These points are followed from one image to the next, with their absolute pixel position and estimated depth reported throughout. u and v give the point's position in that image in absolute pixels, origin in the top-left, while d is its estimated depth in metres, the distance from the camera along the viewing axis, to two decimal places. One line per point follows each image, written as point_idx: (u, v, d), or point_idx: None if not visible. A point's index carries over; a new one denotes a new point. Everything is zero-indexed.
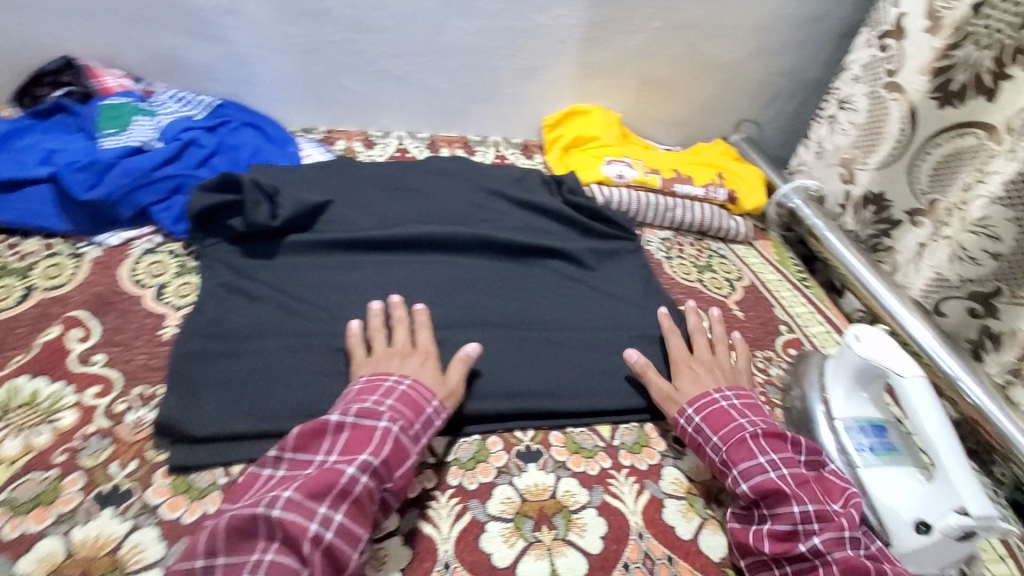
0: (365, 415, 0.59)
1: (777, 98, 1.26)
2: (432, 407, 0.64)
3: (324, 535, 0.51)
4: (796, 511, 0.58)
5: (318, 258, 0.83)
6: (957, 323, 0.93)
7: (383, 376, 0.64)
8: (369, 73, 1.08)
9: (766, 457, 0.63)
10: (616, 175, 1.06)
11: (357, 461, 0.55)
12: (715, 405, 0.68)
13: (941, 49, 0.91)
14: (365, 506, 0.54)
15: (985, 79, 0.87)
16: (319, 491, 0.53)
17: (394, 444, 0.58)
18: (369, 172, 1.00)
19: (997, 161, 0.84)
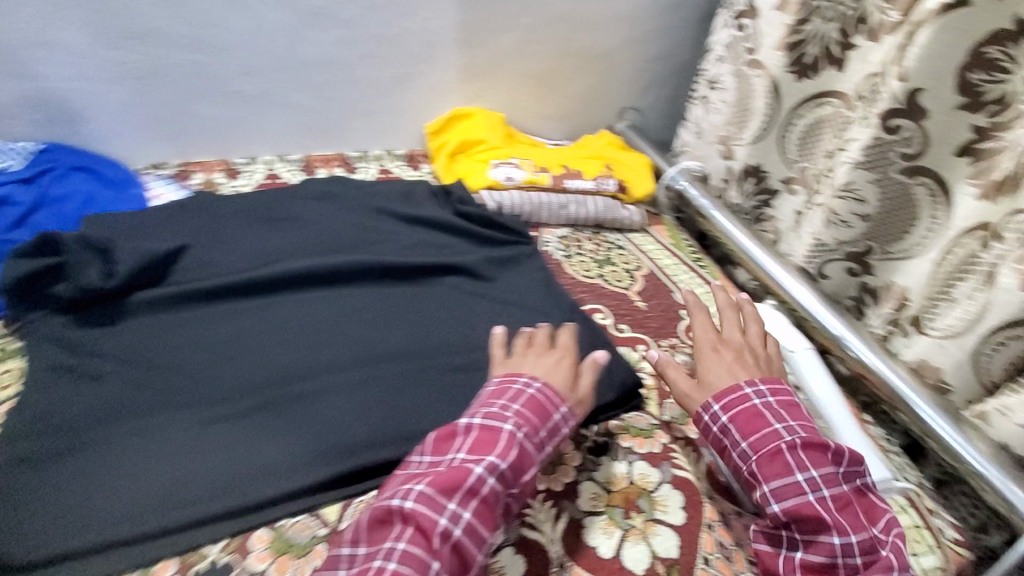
0: (494, 416, 0.57)
1: (655, 83, 1.28)
2: (559, 413, 0.61)
3: (453, 531, 0.49)
4: (836, 543, 0.54)
5: (174, 315, 0.72)
6: (837, 284, 0.96)
7: (513, 378, 0.62)
8: (221, 96, 0.97)
9: (805, 474, 0.57)
10: (504, 178, 1.03)
11: (486, 461, 0.53)
12: (749, 404, 0.61)
13: (792, 25, 0.95)
14: (492, 508, 0.52)
15: (833, 50, 0.91)
16: (450, 486, 0.51)
17: (520, 449, 0.55)
18: (233, 205, 0.89)
19: (855, 128, 0.88)
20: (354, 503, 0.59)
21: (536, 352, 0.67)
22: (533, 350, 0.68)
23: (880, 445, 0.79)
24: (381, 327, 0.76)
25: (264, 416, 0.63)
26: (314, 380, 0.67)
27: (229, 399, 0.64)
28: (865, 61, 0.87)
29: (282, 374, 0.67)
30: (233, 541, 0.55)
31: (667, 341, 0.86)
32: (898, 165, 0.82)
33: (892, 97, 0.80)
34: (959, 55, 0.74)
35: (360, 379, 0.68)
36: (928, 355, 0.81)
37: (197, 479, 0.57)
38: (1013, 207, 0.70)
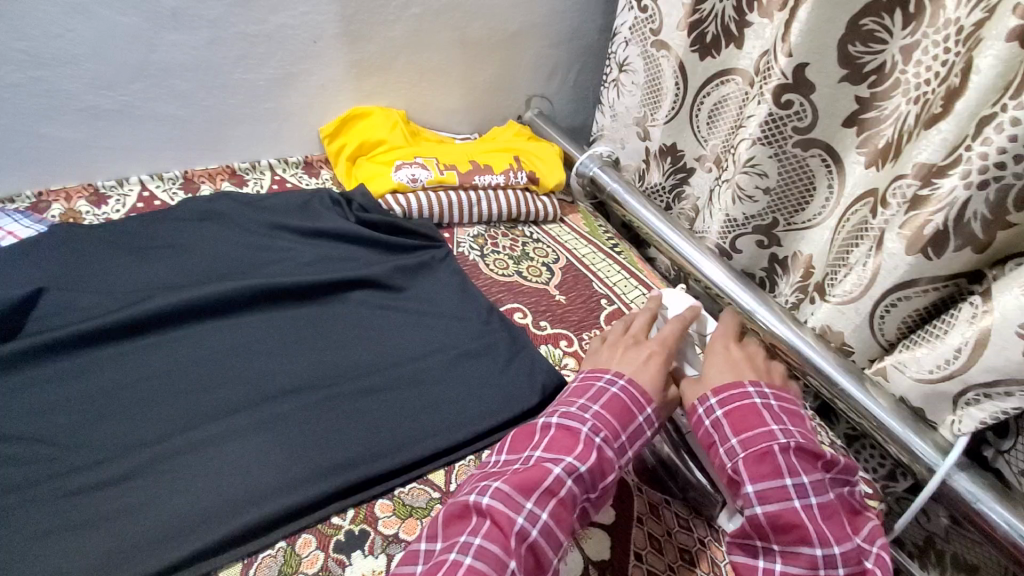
0: (572, 417, 0.57)
1: (559, 68, 1.26)
2: (645, 415, 0.61)
3: (530, 530, 0.49)
4: (819, 554, 0.51)
5: (30, 374, 0.63)
6: (749, 257, 0.99)
7: (596, 377, 0.63)
8: (72, 114, 0.84)
9: (793, 480, 0.54)
10: (409, 180, 0.97)
11: (564, 462, 0.53)
12: (748, 402, 0.60)
13: (691, 4, 0.94)
14: (569, 507, 0.52)
15: (731, 28, 0.92)
16: (528, 486, 0.51)
17: (599, 453, 0.55)
18: (99, 236, 0.79)
19: (752, 105, 0.88)
20: (258, 560, 0.53)
21: (633, 346, 0.69)
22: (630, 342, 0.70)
23: None
24: (283, 357, 0.70)
25: (151, 478, 0.57)
26: (206, 428, 0.61)
27: (104, 463, 0.57)
28: (760, 37, 0.88)
29: (175, 423, 0.61)
30: None
31: (589, 333, 0.85)
32: (793, 138, 0.85)
33: (781, 74, 0.81)
34: (839, 28, 0.75)
35: (260, 421, 0.63)
36: (830, 321, 0.84)
37: (72, 563, 0.50)
38: (895, 172, 0.74)
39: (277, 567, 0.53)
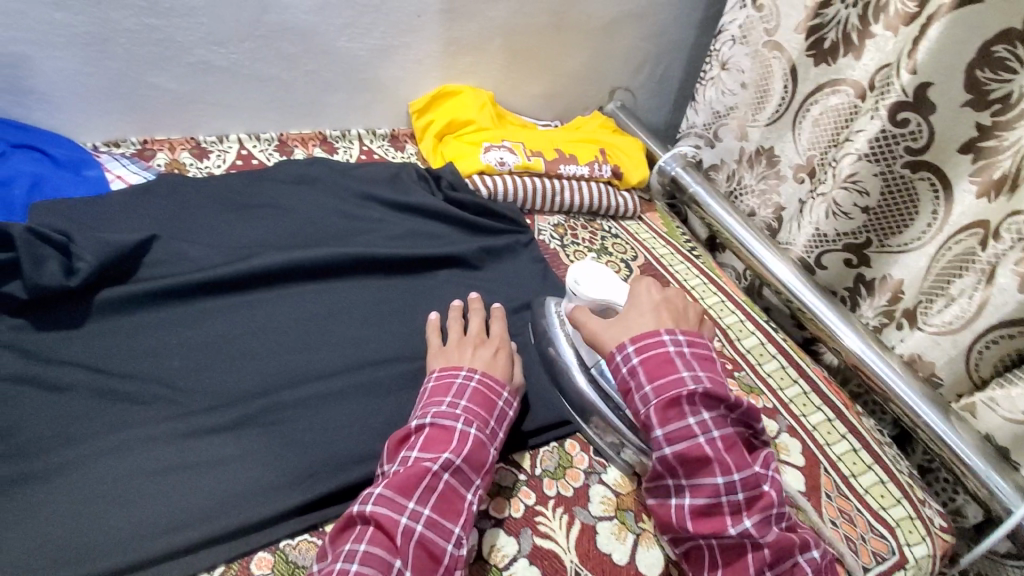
0: (445, 416, 0.57)
1: (647, 62, 1.24)
2: (503, 400, 0.61)
3: (414, 529, 0.50)
4: (720, 482, 0.54)
5: (147, 314, 0.65)
6: (833, 275, 0.97)
7: (451, 373, 0.61)
8: (182, 66, 0.86)
9: (697, 418, 0.55)
10: (497, 163, 0.98)
11: (442, 459, 0.53)
12: (662, 352, 0.57)
13: (813, 9, 0.92)
14: (452, 500, 0.53)
15: (852, 36, 0.89)
16: (408, 486, 0.51)
17: (473, 443, 0.56)
18: (204, 189, 0.81)
19: (863, 119, 0.86)
20: None
21: (473, 343, 0.66)
22: (468, 339, 0.67)
23: (874, 437, 0.79)
24: (378, 326, 0.72)
25: (257, 428, 0.58)
26: (304, 386, 0.63)
27: (211, 412, 0.59)
28: (882, 50, 0.85)
29: (276, 379, 0.63)
30: (231, 567, 0.50)
31: None
32: (903, 158, 0.82)
33: (901, 91, 0.79)
34: (970, 52, 0.73)
35: (359, 385, 0.64)
36: (919, 350, 0.84)
37: (185, 503, 0.52)
38: (1009, 207, 0.72)
39: None
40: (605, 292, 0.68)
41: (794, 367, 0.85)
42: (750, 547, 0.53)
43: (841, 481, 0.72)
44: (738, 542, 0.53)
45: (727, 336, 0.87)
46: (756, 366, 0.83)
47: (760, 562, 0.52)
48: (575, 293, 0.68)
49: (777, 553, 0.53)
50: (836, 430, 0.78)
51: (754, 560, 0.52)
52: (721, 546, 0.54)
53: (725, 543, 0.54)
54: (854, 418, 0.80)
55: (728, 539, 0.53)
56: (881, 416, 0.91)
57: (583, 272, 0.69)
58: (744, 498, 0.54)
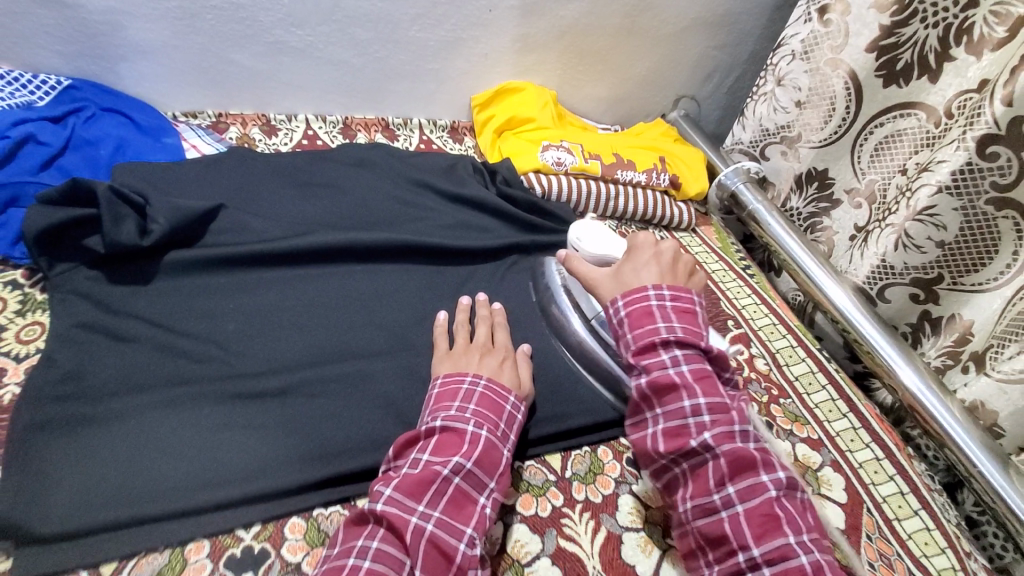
0: (455, 419, 0.55)
1: (715, 72, 1.21)
2: (511, 403, 0.59)
3: (425, 528, 0.48)
4: (686, 404, 0.56)
5: (209, 279, 0.68)
6: (898, 308, 0.92)
7: (459, 378, 0.59)
8: (262, 45, 0.89)
9: (670, 354, 0.59)
10: (554, 162, 0.98)
11: (452, 462, 0.52)
12: (645, 303, 0.61)
13: (888, 27, 0.87)
14: (463, 503, 0.51)
15: (929, 60, 0.84)
16: (419, 489, 0.50)
17: (484, 446, 0.54)
18: (271, 163, 0.84)
19: (945, 149, 0.81)
20: None
21: (480, 350, 0.64)
22: (476, 346, 0.64)
23: (925, 482, 0.75)
24: (424, 310, 0.72)
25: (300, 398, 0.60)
26: (348, 362, 0.63)
27: (259, 376, 0.60)
28: (961, 76, 0.81)
29: (323, 353, 0.64)
30: (266, 527, 0.51)
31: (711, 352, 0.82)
32: (987, 195, 0.77)
33: (990, 123, 0.74)
34: None
35: (402, 366, 0.65)
36: (985, 398, 0.80)
37: (230, 458, 0.53)
38: None
39: None
40: (603, 246, 0.76)
41: (844, 401, 0.81)
42: (709, 458, 0.54)
43: (883, 524, 0.69)
44: (700, 456, 0.55)
45: (776, 361, 0.84)
46: (803, 396, 0.80)
47: (719, 473, 0.53)
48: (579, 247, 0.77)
49: (735, 466, 0.53)
50: (883, 470, 0.74)
51: (713, 471, 0.54)
52: (689, 464, 0.56)
53: (692, 461, 0.56)
54: (905, 460, 0.76)
55: (694, 458, 0.55)
56: (933, 460, 0.87)
57: (584, 229, 0.78)
58: (710, 420, 0.56)
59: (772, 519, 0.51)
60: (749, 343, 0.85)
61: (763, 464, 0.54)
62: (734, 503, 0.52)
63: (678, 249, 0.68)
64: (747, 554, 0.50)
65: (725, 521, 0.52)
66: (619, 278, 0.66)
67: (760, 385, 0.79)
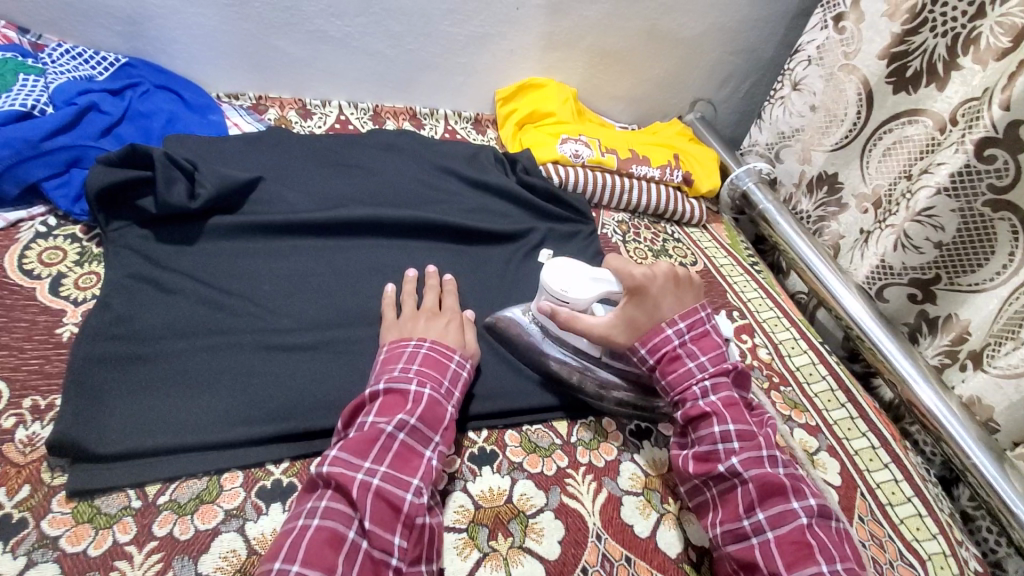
0: (398, 379, 0.56)
1: (733, 77, 1.25)
2: (455, 361, 0.61)
3: (371, 483, 0.49)
4: (716, 430, 0.60)
5: (248, 243, 0.73)
6: (897, 308, 0.96)
7: (404, 342, 0.61)
8: (302, 33, 0.95)
9: (700, 387, 0.62)
10: (572, 155, 1.02)
11: (396, 419, 0.53)
12: (668, 347, 0.64)
13: (899, 35, 0.90)
14: (410, 457, 0.52)
15: (938, 68, 0.87)
16: (364, 447, 0.51)
17: (427, 404, 0.55)
18: (305, 143, 0.89)
19: (945, 152, 0.84)
20: None
21: (427, 315, 0.65)
22: (422, 312, 0.66)
23: (919, 473, 0.78)
24: None
25: (327, 352, 0.64)
26: (373, 325, 0.68)
27: (290, 332, 0.64)
28: (967, 84, 0.83)
29: (349, 315, 0.69)
30: (294, 465, 0.55)
31: None
32: (984, 197, 0.80)
33: (988, 127, 0.78)
34: None
35: None
36: (981, 393, 0.83)
37: (262, 401, 0.57)
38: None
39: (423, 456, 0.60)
40: (592, 284, 0.66)
41: (843, 392, 0.84)
42: (738, 484, 0.57)
43: (876, 506, 0.72)
44: (729, 482, 0.58)
45: (778, 351, 0.87)
46: (803, 385, 0.83)
47: (748, 499, 0.56)
48: (566, 301, 0.65)
49: (765, 490, 0.56)
50: (879, 458, 0.77)
51: (742, 497, 0.57)
52: (718, 489, 0.59)
53: (721, 487, 0.58)
54: (900, 450, 0.79)
55: (724, 484, 0.58)
56: (930, 455, 0.89)
57: (558, 276, 0.66)
58: (739, 448, 0.59)
59: (804, 547, 0.53)
60: (753, 333, 0.88)
61: (790, 489, 0.56)
62: (765, 530, 0.55)
63: (673, 264, 0.67)
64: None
65: (756, 547, 0.54)
66: (633, 323, 0.65)
67: (762, 373, 0.82)
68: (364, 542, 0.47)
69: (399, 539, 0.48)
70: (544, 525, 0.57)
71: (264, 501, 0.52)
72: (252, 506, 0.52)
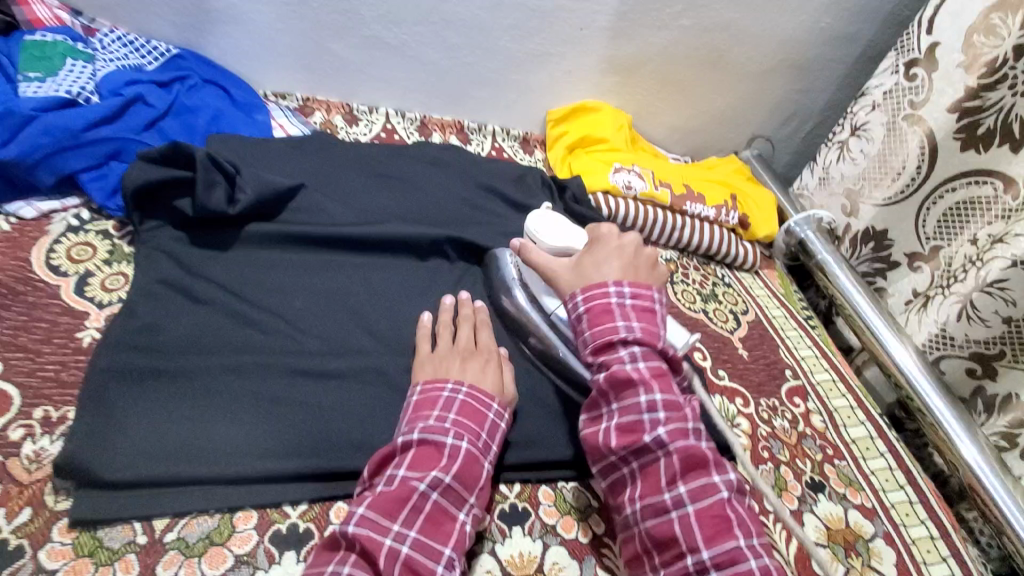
0: (433, 431, 0.51)
1: (796, 116, 1.19)
2: (493, 411, 0.56)
3: (399, 551, 0.45)
4: (643, 400, 0.54)
5: (283, 254, 0.69)
6: (952, 379, 0.89)
7: (439, 386, 0.56)
8: (358, 38, 0.92)
9: (629, 349, 0.57)
10: (624, 186, 0.97)
11: (429, 477, 0.48)
12: (605, 301, 0.59)
13: (973, 89, 0.84)
14: (441, 522, 0.48)
15: (1014, 128, 0.80)
16: (394, 507, 0.47)
17: (464, 461, 0.51)
18: (350, 151, 0.85)
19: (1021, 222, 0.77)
20: None
21: (462, 354, 0.60)
22: (457, 350, 0.61)
23: (979, 570, 0.71)
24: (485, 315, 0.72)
25: (357, 381, 0.59)
26: (408, 355, 0.63)
27: (320, 357, 0.60)
28: None
29: (382, 342, 0.64)
30: (313, 508, 0.51)
31: (767, 400, 0.79)
32: None
33: None
34: None
35: None
36: None
37: (285, 431, 0.53)
38: None
39: None
40: (563, 236, 0.70)
41: (902, 471, 0.77)
42: (662, 456, 0.53)
43: None
44: (652, 454, 0.53)
45: (833, 420, 0.80)
46: (859, 460, 0.76)
47: (671, 471, 0.52)
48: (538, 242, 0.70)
49: (687, 463, 0.52)
50: (936, 549, 0.70)
51: (665, 469, 0.52)
52: (639, 463, 0.54)
53: (643, 460, 0.54)
54: (960, 541, 0.72)
55: (646, 456, 0.53)
56: (986, 547, 0.82)
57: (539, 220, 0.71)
58: (664, 418, 0.54)
59: (723, 522, 0.50)
60: (807, 397, 0.82)
61: (713, 464, 0.53)
62: (685, 503, 0.51)
63: (640, 238, 0.66)
64: (697, 557, 0.49)
65: (675, 522, 0.50)
66: (580, 271, 0.63)
67: (815, 442, 0.76)
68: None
69: None
70: None
71: (278, 549, 0.48)
72: (265, 552, 0.47)
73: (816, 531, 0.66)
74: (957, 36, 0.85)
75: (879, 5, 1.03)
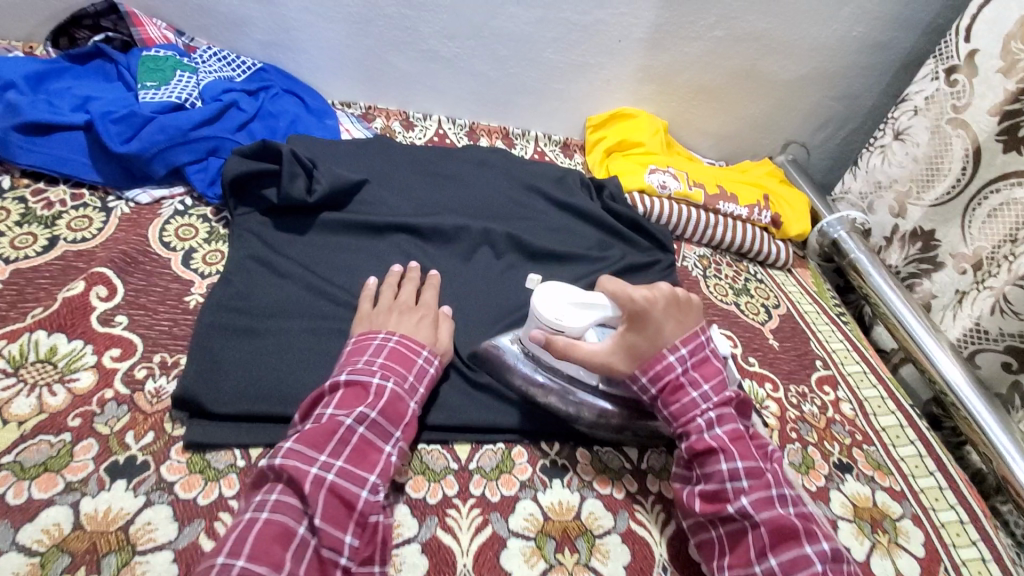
0: (360, 371, 0.55)
1: (830, 123, 1.23)
2: (423, 358, 0.60)
3: (326, 478, 0.49)
4: (724, 468, 0.56)
5: (351, 240, 0.78)
6: (989, 375, 0.90)
7: (371, 334, 0.60)
8: (416, 52, 1.02)
9: (704, 415, 0.59)
10: (659, 185, 1.03)
11: (355, 412, 0.52)
12: (672, 374, 0.60)
13: (1013, 92, 0.86)
14: (368, 451, 0.52)
15: None
16: (319, 440, 0.50)
17: (390, 398, 0.55)
18: (408, 152, 0.94)
19: None
20: (483, 450, 0.63)
21: (400, 310, 0.65)
22: (398, 306, 0.65)
23: (1011, 557, 0.72)
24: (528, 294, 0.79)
25: None
26: None
27: None
28: None
29: None
30: None
31: (797, 387, 0.82)
32: None
33: None
34: None
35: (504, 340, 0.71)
36: None
37: None
38: None
39: (495, 462, 0.62)
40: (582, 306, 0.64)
41: (933, 459, 0.79)
42: (750, 527, 0.53)
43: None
44: (738, 523, 0.54)
45: (862, 408, 0.83)
46: (889, 447, 0.79)
47: (761, 544, 0.52)
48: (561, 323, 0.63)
49: (778, 535, 0.52)
50: (967, 534, 0.72)
51: (754, 541, 0.53)
52: (726, 530, 0.55)
53: (731, 528, 0.54)
54: (992, 529, 0.73)
55: (733, 525, 0.54)
56: None
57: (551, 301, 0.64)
58: (746, 484, 0.55)
59: None
60: (837, 385, 0.85)
61: (806, 533, 0.52)
62: None
63: (673, 288, 0.63)
64: None
65: None
66: (631, 351, 0.61)
67: (843, 428, 0.79)
68: (314, 539, 0.47)
69: (350, 538, 0.48)
70: (611, 547, 0.57)
71: None
72: None
73: (842, 507, 0.69)
74: (995, 42, 0.88)
75: (913, 14, 1.06)
